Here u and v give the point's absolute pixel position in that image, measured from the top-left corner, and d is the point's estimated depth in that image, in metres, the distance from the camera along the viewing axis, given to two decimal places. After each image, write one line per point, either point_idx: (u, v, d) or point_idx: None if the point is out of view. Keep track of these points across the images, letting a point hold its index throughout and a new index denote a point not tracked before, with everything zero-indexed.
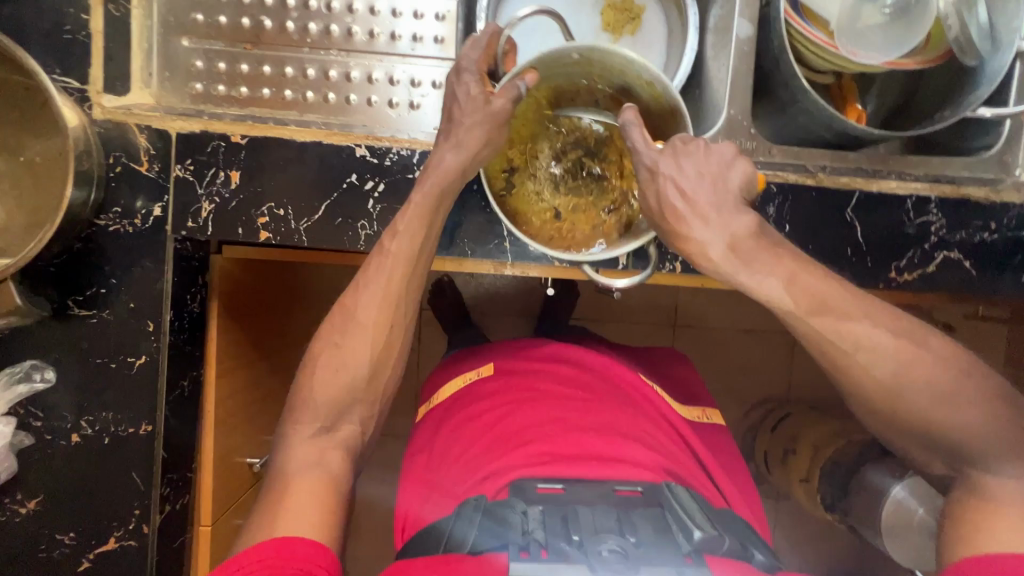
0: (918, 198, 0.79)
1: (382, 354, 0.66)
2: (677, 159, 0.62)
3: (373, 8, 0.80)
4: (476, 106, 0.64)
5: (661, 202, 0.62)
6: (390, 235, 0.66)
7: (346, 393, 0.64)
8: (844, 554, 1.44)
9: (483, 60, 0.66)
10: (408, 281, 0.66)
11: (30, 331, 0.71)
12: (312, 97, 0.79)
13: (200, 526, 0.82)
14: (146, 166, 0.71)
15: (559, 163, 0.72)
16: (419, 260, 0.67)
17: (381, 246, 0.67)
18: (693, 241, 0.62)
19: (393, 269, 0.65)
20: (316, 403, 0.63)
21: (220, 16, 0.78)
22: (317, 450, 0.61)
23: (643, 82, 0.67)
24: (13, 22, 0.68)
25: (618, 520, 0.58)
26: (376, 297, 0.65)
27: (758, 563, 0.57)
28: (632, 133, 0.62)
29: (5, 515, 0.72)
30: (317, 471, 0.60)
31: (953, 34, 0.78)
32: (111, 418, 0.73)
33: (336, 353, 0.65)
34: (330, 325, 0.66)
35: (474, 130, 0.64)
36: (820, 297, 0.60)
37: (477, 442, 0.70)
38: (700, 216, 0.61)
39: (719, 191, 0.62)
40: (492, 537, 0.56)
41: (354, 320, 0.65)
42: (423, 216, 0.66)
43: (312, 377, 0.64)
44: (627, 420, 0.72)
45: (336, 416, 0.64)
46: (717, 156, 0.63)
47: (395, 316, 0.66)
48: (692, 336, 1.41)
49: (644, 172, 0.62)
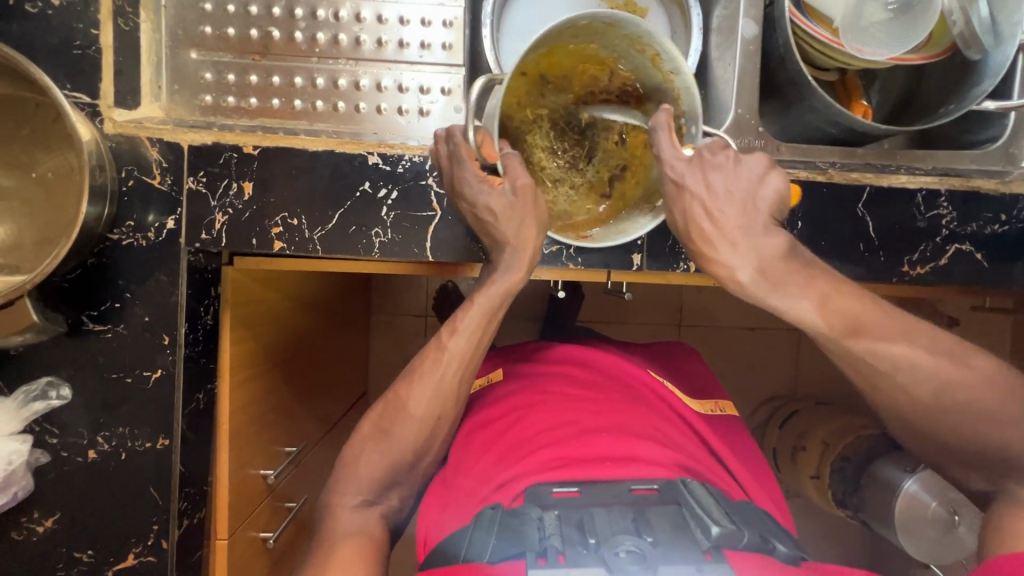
0: (928, 192, 0.79)
1: (428, 444, 0.68)
2: (706, 172, 0.61)
3: (380, 16, 0.80)
4: (506, 202, 0.64)
5: (688, 221, 0.62)
6: (450, 333, 0.68)
7: (390, 474, 0.66)
8: (857, 550, 1.44)
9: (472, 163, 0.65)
10: (460, 384, 0.68)
11: (44, 348, 0.71)
12: (322, 106, 0.80)
13: (217, 539, 0.82)
14: (158, 179, 0.71)
15: (559, 148, 0.72)
16: (473, 363, 0.69)
17: (440, 343, 0.69)
18: (720, 264, 0.62)
19: (448, 369, 0.67)
20: (360, 474, 0.66)
21: (228, 28, 0.78)
22: (362, 520, 0.64)
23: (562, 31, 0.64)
24: (23, 38, 0.68)
25: (634, 519, 0.55)
26: (430, 392, 0.67)
27: (782, 555, 0.55)
28: (660, 137, 0.61)
29: (22, 535, 0.71)
30: (361, 534, 0.63)
31: (957, 29, 0.79)
32: (128, 433, 0.72)
33: (385, 439, 0.67)
34: (383, 412, 0.68)
35: (525, 226, 0.64)
36: (833, 294, 0.62)
37: (490, 450, 0.68)
38: (727, 240, 0.61)
39: (748, 210, 0.62)
40: (507, 546, 0.53)
41: (406, 412, 0.67)
42: (482, 319, 0.68)
43: (360, 455, 0.67)
44: (639, 420, 0.70)
45: (382, 489, 0.66)
46: (748, 171, 0.62)
47: (446, 410, 0.68)
48: (699, 335, 1.41)
49: (670, 185, 0.62)
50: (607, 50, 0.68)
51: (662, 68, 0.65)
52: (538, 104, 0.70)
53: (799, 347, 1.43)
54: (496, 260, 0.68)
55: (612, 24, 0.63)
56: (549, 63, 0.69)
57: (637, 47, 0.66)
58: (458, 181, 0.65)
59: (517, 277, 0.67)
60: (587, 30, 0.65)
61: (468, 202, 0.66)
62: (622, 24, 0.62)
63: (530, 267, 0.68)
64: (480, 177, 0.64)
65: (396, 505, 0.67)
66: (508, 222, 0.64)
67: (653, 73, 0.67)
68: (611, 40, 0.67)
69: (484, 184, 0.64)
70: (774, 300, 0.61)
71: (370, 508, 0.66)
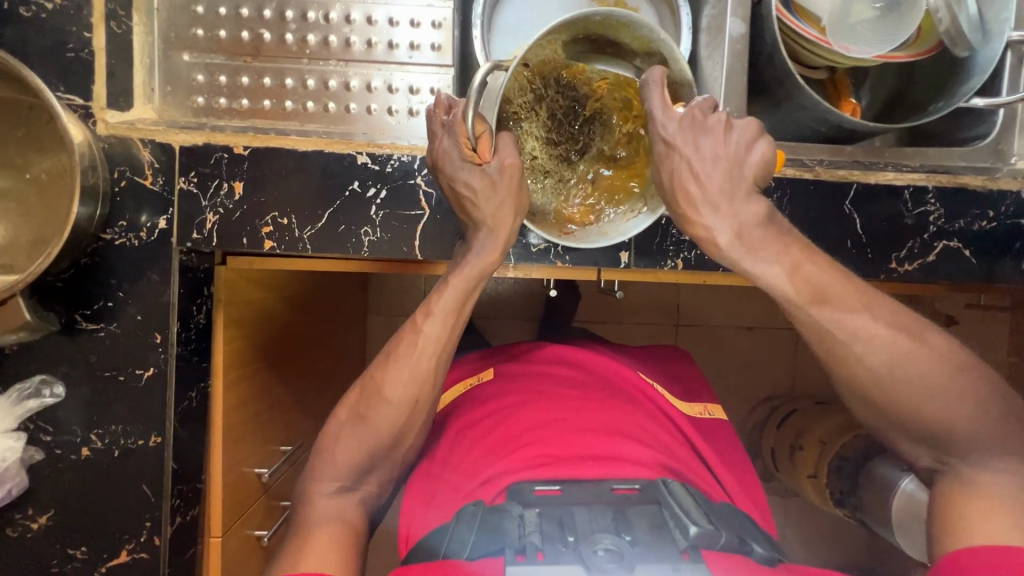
0: (915, 189, 0.79)
1: (404, 429, 0.68)
2: (696, 137, 0.62)
3: (370, 18, 0.81)
4: (488, 185, 0.65)
5: (674, 181, 0.63)
6: (424, 315, 0.68)
7: (367, 460, 0.67)
8: (854, 549, 1.43)
9: (462, 144, 0.64)
10: (439, 364, 0.69)
11: (39, 347, 0.72)
12: (313, 107, 0.81)
13: (210, 536, 0.82)
14: (150, 180, 0.72)
15: (554, 140, 0.71)
16: (448, 345, 0.69)
17: (415, 325, 0.69)
18: (701, 227, 0.64)
19: (424, 352, 0.68)
20: (337, 460, 0.67)
21: (220, 30, 0.79)
22: (338, 504, 0.65)
23: (577, 23, 0.63)
24: (17, 41, 0.69)
25: (614, 518, 0.56)
26: (406, 375, 0.67)
27: (758, 557, 0.55)
28: (651, 93, 0.62)
29: (17, 531, 0.72)
30: (335, 521, 0.63)
31: (943, 27, 0.79)
32: (120, 430, 0.73)
33: (362, 424, 0.67)
34: (360, 398, 0.69)
35: (503, 209, 0.66)
36: (810, 294, 0.63)
37: (476, 447, 0.69)
38: (709, 203, 0.63)
39: (733, 176, 0.63)
40: (488, 542, 0.54)
41: (383, 396, 0.67)
42: (457, 303, 0.69)
43: (337, 442, 0.67)
44: (625, 419, 0.71)
45: (358, 475, 0.67)
46: (737, 137, 0.64)
47: (421, 394, 0.68)
48: (695, 335, 1.41)
49: (661, 145, 0.63)
50: (614, 46, 0.69)
51: (665, 73, 0.67)
52: (540, 94, 0.68)
53: (795, 346, 1.42)
54: (471, 241, 0.69)
55: (624, 23, 0.64)
56: (557, 56, 0.68)
57: (642, 47, 0.67)
58: (441, 155, 0.67)
59: (492, 258, 0.68)
60: (598, 25, 0.65)
61: (449, 177, 0.67)
62: (635, 24, 0.63)
63: (504, 250, 0.69)
64: (467, 154, 0.64)
65: (372, 490, 0.68)
66: (486, 203, 0.66)
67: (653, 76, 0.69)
68: (620, 37, 0.67)
69: (469, 164, 0.65)
70: (747, 264, 0.63)
71: (347, 494, 0.66)
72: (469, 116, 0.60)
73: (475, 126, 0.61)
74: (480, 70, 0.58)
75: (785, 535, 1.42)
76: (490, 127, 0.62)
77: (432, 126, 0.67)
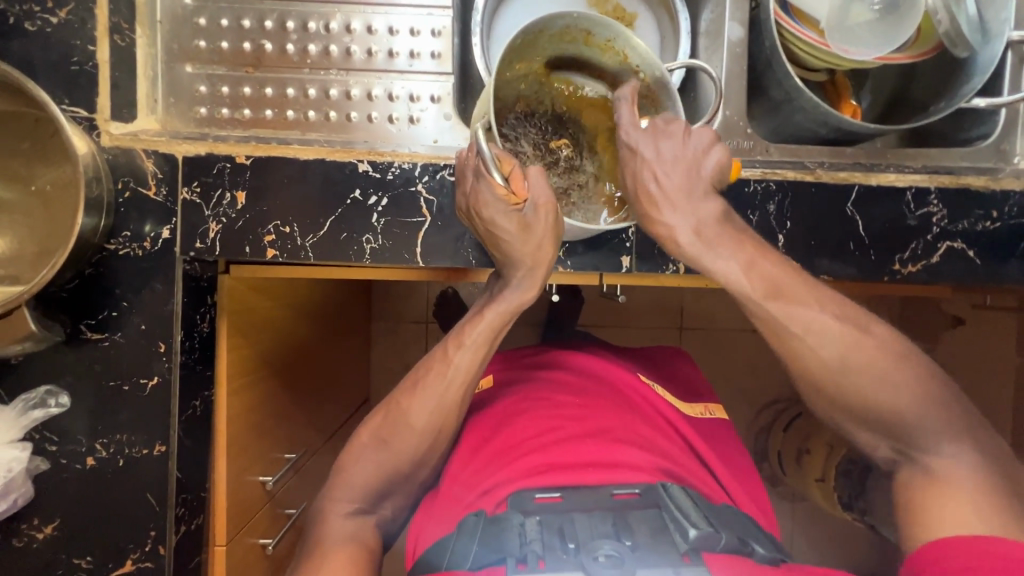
0: (917, 190, 0.79)
1: (428, 454, 0.69)
2: (657, 141, 0.63)
3: (370, 27, 0.82)
4: (522, 232, 0.65)
5: (637, 186, 0.64)
6: (456, 347, 0.70)
7: (388, 482, 0.68)
8: (865, 555, 1.42)
9: (497, 189, 0.62)
10: (465, 395, 0.70)
11: (44, 357, 0.72)
12: (314, 116, 0.81)
13: (215, 545, 0.83)
14: (153, 190, 0.73)
15: (549, 159, 0.72)
16: (476, 377, 0.71)
17: (446, 355, 0.71)
18: (662, 224, 0.64)
19: (453, 380, 0.69)
20: (357, 481, 0.67)
21: (222, 42, 0.80)
22: (356, 525, 0.65)
23: (505, 61, 0.65)
24: (23, 55, 0.70)
25: (613, 524, 0.55)
26: (432, 403, 0.69)
27: (760, 558, 0.54)
28: (623, 108, 0.64)
29: (22, 541, 0.72)
30: (352, 542, 0.62)
31: (943, 29, 0.79)
32: (126, 439, 0.73)
33: (386, 447, 0.68)
34: (383, 421, 0.70)
35: (542, 247, 0.66)
36: (791, 297, 0.63)
37: (477, 458, 0.68)
38: (669, 201, 0.63)
39: (691, 177, 0.63)
40: (489, 553, 0.53)
41: (408, 421, 0.68)
42: (489, 333, 0.71)
43: (357, 462, 0.69)
44: (624, 425, 0.70)
45: (376, 497, 0.67)
46: (694, 143, 0.63)
47: (447, 421, 0.69)
48: (699, 338, 1.41)
49: (625, 150, 0.64)
50: (541, 56, 0.71)
51: (597, 42, 0.69)
52: (511, 135, 0.70)
53: None
54: (507, 279, 0.70)
55: (542, 28, 0.66)
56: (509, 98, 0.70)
57: (565, 38, 0.69)
58: (478, 197, 0.64)
59: (528, 295, 0.70)
60: (520, 48, 0.67)
61: (486, 219, 0.65)
62: (551, 23, 0.65)
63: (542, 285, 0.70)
64: (501, 195, 0.62)
65: (389, 515, 0.68)
66: (525, 244, 0.66)
67: (588, 53, 0.71)
68: (540, 47, 0.69)
69: (504, 205, 0.63)
70: (706, 260, 0.64)
71: (364, 516, 0.66)
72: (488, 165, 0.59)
73: (500, 170, 0.61)
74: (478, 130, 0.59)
75: (794, 540, 1.40)
76: (515, 163, 0.61)
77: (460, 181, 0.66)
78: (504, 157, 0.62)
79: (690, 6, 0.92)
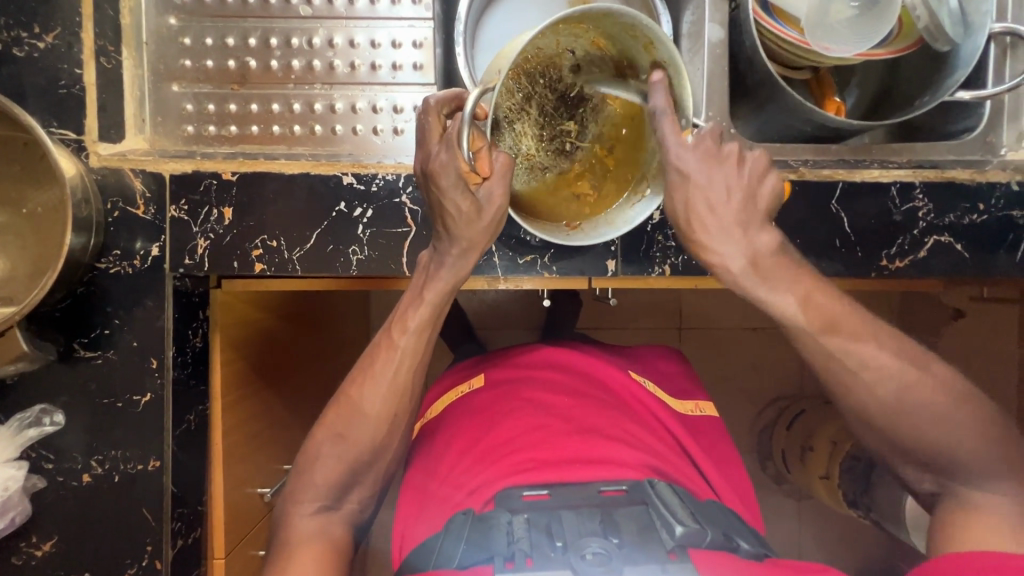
0: (902, 185, 0.79)
1: (386, 441, 0.67)
2: (711, 166, 0.61)
3: (352, 41, 0.83)
4: (467, 217, 0.63)
5: (690, 212, 0.62)
6: (400, 330, 0.68)
7: (351, 476, 0.66)
8: (873, 553, 1.40)
9: (455, 160, 0.59)
10: (414, 377, 0.69)
11: (40, 376, 0.73)
12: (299, 130, 0.82)
13: (213, 558, 0.83)
14: (142, 209, 0.74)
15: (552, 137, 0.65)
16: (424, 359, 0.69)
17: (390, 340, 0.68)
18: (715, 252, 0.62)
19: (400, 365, 0.67)
20: (317, 480, 0.65)
21: (207, 60, 0.81)
22: (322, 522, 0.64)
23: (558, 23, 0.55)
24: (11, 81, 0.72)
25: (601, 521, 0.55)
26: (382, 389, 0.67)
27: (744, 553, 0.54)
28: (662, 121, 0.58)
29: (21, 558, 0.73)
30: (320, 539, 0.63)
31: (923, 24, 0.78)
32: (120, 455, 0.74)
33: (341, 441, 0.66)
34: (335, 413, 0.67)
35: (481, 229, 0.64)
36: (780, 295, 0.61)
37: (465, 457, 0.68)
38: (724, 230, 0.62)
39: (748, 205, 0.62)
40: (475, 551, 0.53)
41: (361, 412, 0.67)
42: (431, 318, 0.68)
43: (317, 461, 0.66)
44: (610, 423, 0.70)
45: (339, 493, 0.66)
46: (749, 168, 0.63)
47: (399, 407, 0.68)
48: (697, 338, 1.40)
49: (675, 174, 0.60)
50: (601, 30, 0.59)
51: (655, 57, 0.59)
52: (527, 92, 0.62)
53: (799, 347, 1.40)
54: (441, 256, 0.67)
55: (603, 14, 0.55)
56: (545, 57, 0.61)
57: (630, 33, 0.58)
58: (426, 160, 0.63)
59: (460, 274, 0.67)
60: (578, 16, 0.56)
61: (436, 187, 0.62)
62: (615, 15, 0.55)
63: (474, 265, 0.68)
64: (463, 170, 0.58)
65: (357, 505, 0.67)
66: (469, 226, 0.64)
67: (645, 62, 0.60)
68: (603, 22, 0.58)
69: (462, 182, 0.60)
70: (763, 292, 0.62)
71: (329, 512, 0.65)
72: (464, 136, 0.56)
73: (470, 143, 0.57)
74: (472, 94, 0.54)
75: (800, 540, 1.39)
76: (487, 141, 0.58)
77: (423, 139, 0.62)
78: (474, 133, 0.58)
79: (672, 7, 0.91)
